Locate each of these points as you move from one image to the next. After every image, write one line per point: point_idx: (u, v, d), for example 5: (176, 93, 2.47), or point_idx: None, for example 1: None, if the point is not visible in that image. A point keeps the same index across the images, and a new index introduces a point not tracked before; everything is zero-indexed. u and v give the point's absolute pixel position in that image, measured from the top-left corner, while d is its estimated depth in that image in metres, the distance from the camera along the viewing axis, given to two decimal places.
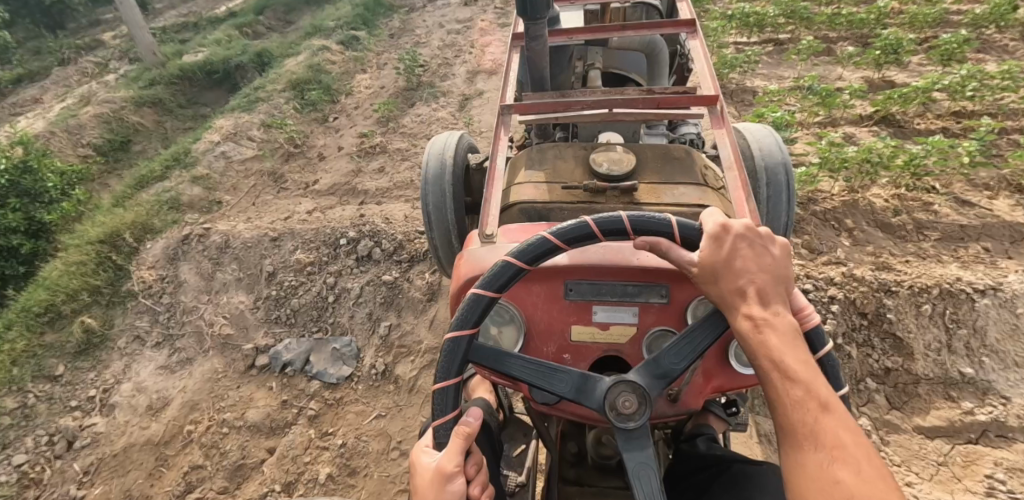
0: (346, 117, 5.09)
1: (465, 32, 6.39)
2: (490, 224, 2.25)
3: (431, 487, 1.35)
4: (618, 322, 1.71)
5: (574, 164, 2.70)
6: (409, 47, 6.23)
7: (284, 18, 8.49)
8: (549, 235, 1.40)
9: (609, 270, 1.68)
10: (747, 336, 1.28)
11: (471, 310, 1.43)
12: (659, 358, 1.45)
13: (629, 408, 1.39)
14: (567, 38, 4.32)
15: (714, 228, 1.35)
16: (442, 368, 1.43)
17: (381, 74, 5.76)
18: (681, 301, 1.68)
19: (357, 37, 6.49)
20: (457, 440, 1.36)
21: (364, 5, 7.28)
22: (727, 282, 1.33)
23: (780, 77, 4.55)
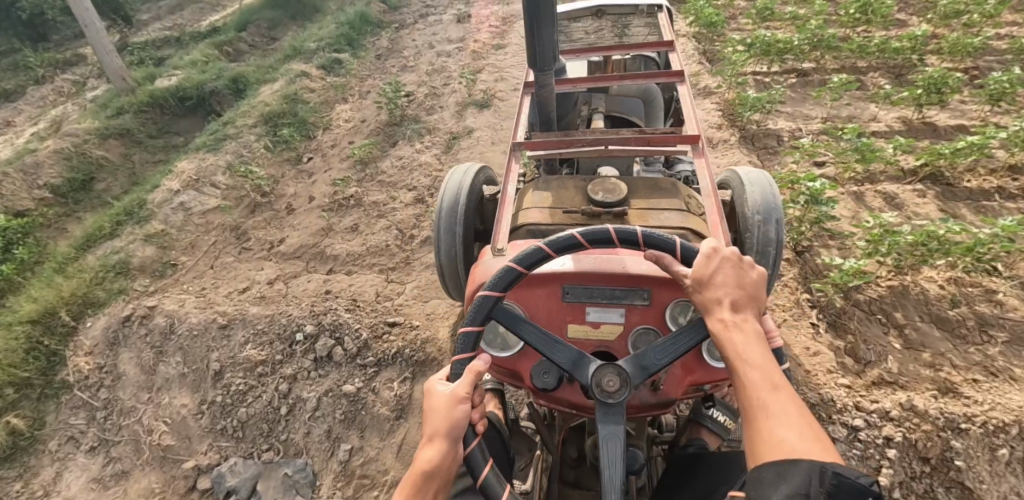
0: (321, 159, 4.59)
1: (456, 54, 5.89)
2: (502, 238, 2.44)
3: (442, 412, 1.42)
4: (608, 321, 1.81)
5: (574, 191, 2.82)
6: (395, 74, 5.76)
7: (269, 34, 8.02)
8: (577, 233, 1.55)
9: (603, 274, 1.83)
10: (718, 334, 1.39)
11: (500, 277, 1.61)
12: (647, 351, 1.55)
13: (612, 387, 1.49)
14: (573, 87, 4.01)
15: (705, 249, 1.50)
16: (469, 316, 1.62)
17: (362, 105, 5.27)
18: (663, 302, 1.79)
19: (339, 60, 6.00)
20: (470, 373, 1.46)
21: (349, 22, 6.78)
22: (708, 292, 1.45)
23: (807, 117, 4.00)
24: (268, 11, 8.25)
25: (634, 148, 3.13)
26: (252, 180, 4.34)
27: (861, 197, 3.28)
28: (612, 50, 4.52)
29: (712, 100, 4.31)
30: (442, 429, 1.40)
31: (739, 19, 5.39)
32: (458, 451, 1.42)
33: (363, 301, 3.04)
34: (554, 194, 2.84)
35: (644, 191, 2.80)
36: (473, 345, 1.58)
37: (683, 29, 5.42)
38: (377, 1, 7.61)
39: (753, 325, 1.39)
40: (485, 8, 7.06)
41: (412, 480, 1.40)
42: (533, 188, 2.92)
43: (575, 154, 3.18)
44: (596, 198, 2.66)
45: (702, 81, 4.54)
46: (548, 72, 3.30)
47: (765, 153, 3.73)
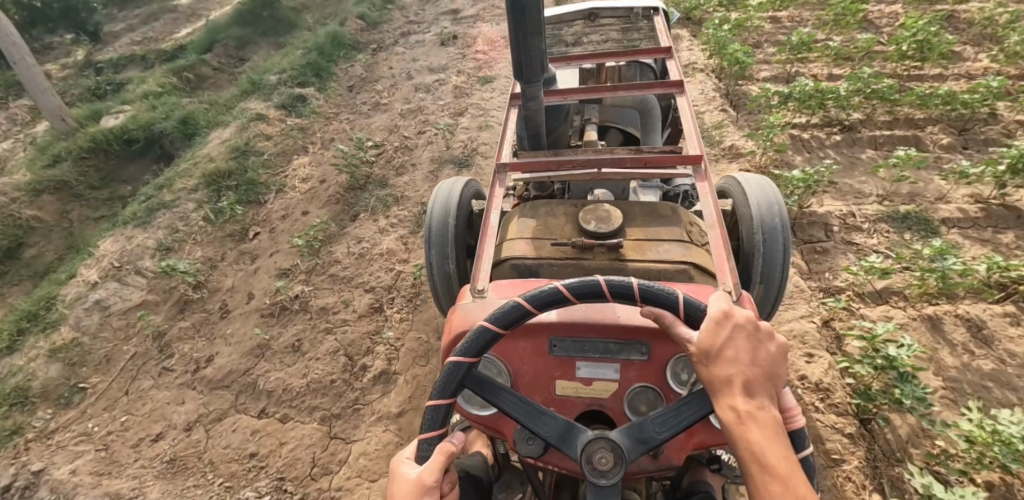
0: (268, 233, 3.83)
1: (436, 89, 5.10)
2: (483, 277, 2.01)
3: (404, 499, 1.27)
4: (600, 378, 1.59)
5: (564, 219, 2.34)
6: (366, 113, 5.01)
7: (238, 55, 7.27)
8: (563, 286, 1.34)
9: (593, 324, 1.59)
10: (729, 422, 1.23)
11: (475, 340, 1.38)
12: (644, 426, 1.31)
13: (605, 464, 1.28)
14: (563, 98, 3.47)
15: (718, 314, 1.30)
16: (439, 385, 1.38)
17: (324, 156, 4.47)
18: (664, 357, 1.57)
19: (302, 96, 5.21)
20: (440, 456, 1.30)
21: (319, 47, 6.00)
22: (718, 369, 1.27)
23: (859, 194, 3.22)
24: (236, 27, 7.48)
25: (627, 172, 2.59)
26: (176, 268, 3.57)
27: (938, 325, 2.55)
28: (603, 56, 4.07)
29: (740, 165, 3.52)
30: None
31: (768, 55, 4.60)
32: None
33: (291, 485, 2.42)
34: (538, 221, 2.37)
35: (642, 218, 2.31)
36: (441, 419, 1.35)
37: (701, 65, 4.63)
38: (353, 17, 6.86)
39: (769, 411, 1.24)
40: (473, 27, 6.28)
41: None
42: (519, 214, 2.45)
43: (564, 178, 2.67)
44: (586, 227, 2.20)
45: (729, 139, 3.70)
46: (538, 83, 2.75)
47: (811, 250, 2.92)
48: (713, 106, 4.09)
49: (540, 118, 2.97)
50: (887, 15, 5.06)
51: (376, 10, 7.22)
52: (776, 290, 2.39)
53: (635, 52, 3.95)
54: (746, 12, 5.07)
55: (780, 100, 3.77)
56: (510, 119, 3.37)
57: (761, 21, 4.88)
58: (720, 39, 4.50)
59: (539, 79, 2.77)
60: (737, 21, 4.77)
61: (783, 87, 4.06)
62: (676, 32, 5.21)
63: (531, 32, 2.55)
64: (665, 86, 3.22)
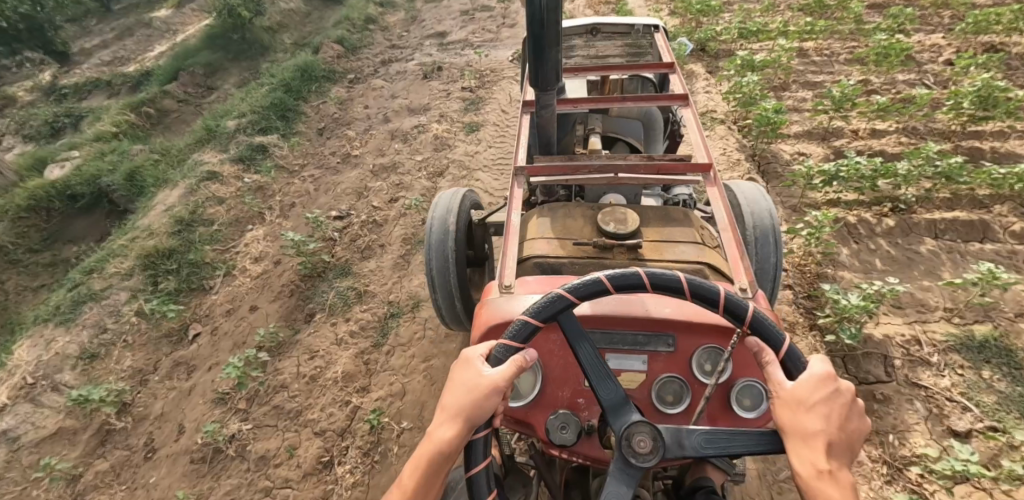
0: (209, 336, 3.25)
1: (414, 138, 4.39)
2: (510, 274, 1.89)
3: (470, 389, 1.23)
4: (628, 369, 1.53)
5: (581, 220, 2.19)
6: (333, 165, 4.36)
7: (206, 83, 6.65)
8: (687, 280, 1.22)
9: (625, 316, 1.53)
10: (807, 478, 1.07)
11: (585, 284, 1.26)
12: (694, 432, 1.18)
13: (643, 448, 1.14)
14: (572, 107, 3.01)
15: (821, 371, 1.17)
16: (534, 306, 1.29)
17: (280, 228, 3.82)
18: (689, 349, 1.51)
19: (263, 145, 4.55)
20: (512, 367, 1.24)
21: (287, 83, 5.34)
22: (803, 419, 1.13)
23: (921, 308, 2.60)
24: (205, 53, 6.86)
25: (643, 176, 2.37)
26: (91, 395, 2.94)
27: None
28: (610, 68, 3.54)
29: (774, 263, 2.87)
30: (461, 414, 1.21)
31: (799, 103, 3.94)
32: (469, 434, 1.20)
33: None
34: (554, 222, 2.21)
35: (658, 220, 2.19)
36: (528, 335, 1.28)
37: (720, 113, 3.98)
38: (330, 42, 6.23)
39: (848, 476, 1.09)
40: (460, 56, 5.66)
41: (417, 471, 1.21)
42: (536, 214, 2.29)
43: (581, 185, 2.41)
44: (605, 228, 2.08)
45: None
46: (553, 92, 2.44)
47: (868, 396, 2.32)
48: (738, 173, 3.43)
49: (553, 124, 2.67)
50: (929, 48, 4.42)
51: (356, 33, 6.58)
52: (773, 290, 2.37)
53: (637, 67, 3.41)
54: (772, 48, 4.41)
55: (824, 179, 3.01)
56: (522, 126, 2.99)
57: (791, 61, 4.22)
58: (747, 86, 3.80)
59: (554, 86, 2.47)
60: (761, 61, 4.10)
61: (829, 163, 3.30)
62: (689, 68, 4.56)
63: (547, 43, 2.23)
64: (678, 97, 2.86)
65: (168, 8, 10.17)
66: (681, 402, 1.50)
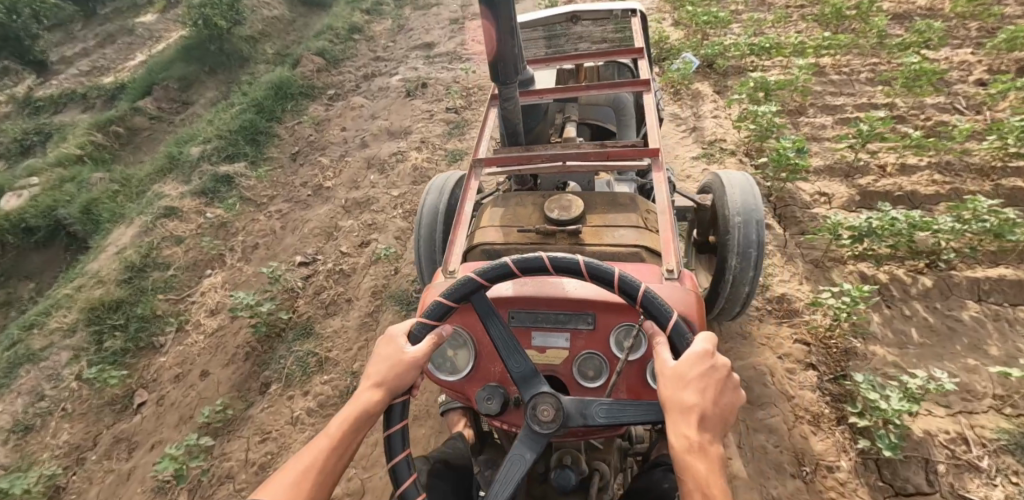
0: (154, 406, 2.90)
1: (392, 168, 3.98)
2: (456, 259, 2.09)
3: (389, 364, 1.35)
4: (553, 346, 1.66)
5: (531, 208, 2.28)
6: (303, 197, 3.97)
7: (181, 98, 6.30)
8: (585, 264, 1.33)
9: (546, 297, 1.67)
10: (678, 451, 1.15)
11: (492, 267, 1.39)
12: (592, 402, 1.37)
13: (547, 416, 1.34)
14: (539, 98, 3.00)
15: (700, 351, 1.26)
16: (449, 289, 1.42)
17: (241, 275, 3.45)
18: (607, 328, 1.64)
19: (229, 175, 4.17)
20: (429, 345, 1.38)
21: (259, 102, 4.95)
22: (681, 394, 1.21)
23: (967, 393, 2.24)
24: (180, 65, 6.49)
25: (593, 164, 2.41)
26: (13, 485, 2.60)
27: None
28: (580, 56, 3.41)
29: (794, 333, 2.49)
30: (386, 380, 1.34)
31: (818, 131, 3.56)
32: (391, 400, 1.32)
33: None
34: (505, 211, 2.32)
35: (602, 206, 2.25)
36: (443, 314, 1.41)
37: (730, 143, 3.56)
38: (311, 55, 5.86)
39: (718, 447, 1.17)
40: (448, 71, 5.27)
41: (343, 424, 1.30)
42: (490, 205, 2.38)
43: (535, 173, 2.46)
44: (549, 214, 2.15)
45: (779, 284, 2.67)
46: (514, 84, 2.49)
47: None
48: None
49: (519, 117, 2.62)
50: (957, 65, 4.01)
51: (339, 44, 6.21)
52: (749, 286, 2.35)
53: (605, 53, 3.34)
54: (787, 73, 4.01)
55: (853, 236, 2.65)
56: (488, 119, 3.00)
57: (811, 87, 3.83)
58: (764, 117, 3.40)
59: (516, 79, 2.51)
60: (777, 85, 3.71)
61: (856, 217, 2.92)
62: (695, 88, 4.14)
63: (504, 36, 2.29)
64: (641, 83, 2.91)
65: (153, 13, 9.83)
66: (600, 376, 1.62)
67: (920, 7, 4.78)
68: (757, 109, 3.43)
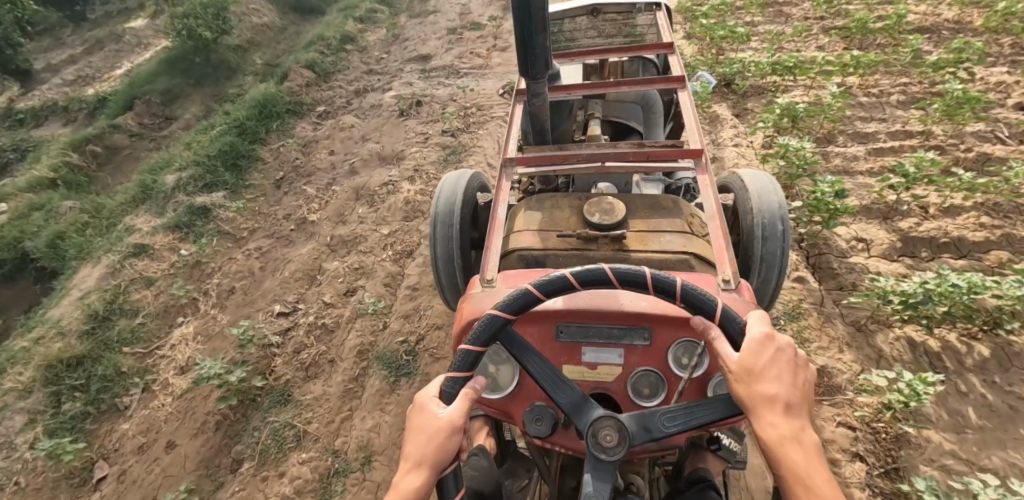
0: (114, 483, 2.58)
1: (382, 199, 3.62)
2: (492, 268, 1.94)
3: (428, 435, 1.16)
4: (605, 362, 1.48)
5: (569, 212, 2.23)
6: (286, 232, 3.64)
7: (164, 113, 5.99)
8: (609, 270, 1.16)
9: (594, 308, 1.49)
10: (769, 444, 1.07)
11: (513, 297, 1.21)
12: (657, 415, 1.22)
13: (609, 442, 1.18)
14: (567, 93, 3.10)
15: (761, 335, 1.15)
16: (471, 332, 1.24)
17: (216, 324, 3.14)
18: (666, 343, 1.46)
19: (205, 206, 3.84)
20: (465, 402, 1.20)
21: (242, 121, 4.61)
22: (758, 385, 1.11)
23: None
24: (164, 77, 6.18)
25: (631, 166, 2.49)
26: None
27: None
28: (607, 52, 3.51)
29: (837, 415, 2.17)
30: (431, 459, 1.15)
31: (850, 163, 3.24)
32: (439, 477, 1.16)
33: None
34: (542, 214, 2.27)
35: (644, 211, 2.21)
36: (472, 362, 1.22)
37: None
38: (300, 67, 5.53)
39: (811, 432, 1.10)
40: (444, 87, 4.94)
41: None
42: (525, 207, 2.34)
43: (571, 174, 2.52)
44: (591, 219, 2.11)
45: (817, 354, 2.35)
46: (542, 79, 2.61)
47: None
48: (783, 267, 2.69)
49: (546, 112, 2.79)
50: (994, 86, 3.68)
51: (330, 55, 5.87)
52: (775, 281, 2.25)
53: (633, 49, 3.41)
54: (816, 100, 3.67)
55: (904, 304, 2.28)
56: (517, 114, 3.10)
57: (842, 114, 3.50)
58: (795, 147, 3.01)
59: (544, 74, 2.64)
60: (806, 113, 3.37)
61: (901, 272, 2.59)
62: (712, 112, 3.81)
63: (535, 32, 2.41)
64: (674, 81, 2.96)
65: (142, 18, 9.51)
66: (657, 395, 1.45)
67: (948, 20, 4.44)
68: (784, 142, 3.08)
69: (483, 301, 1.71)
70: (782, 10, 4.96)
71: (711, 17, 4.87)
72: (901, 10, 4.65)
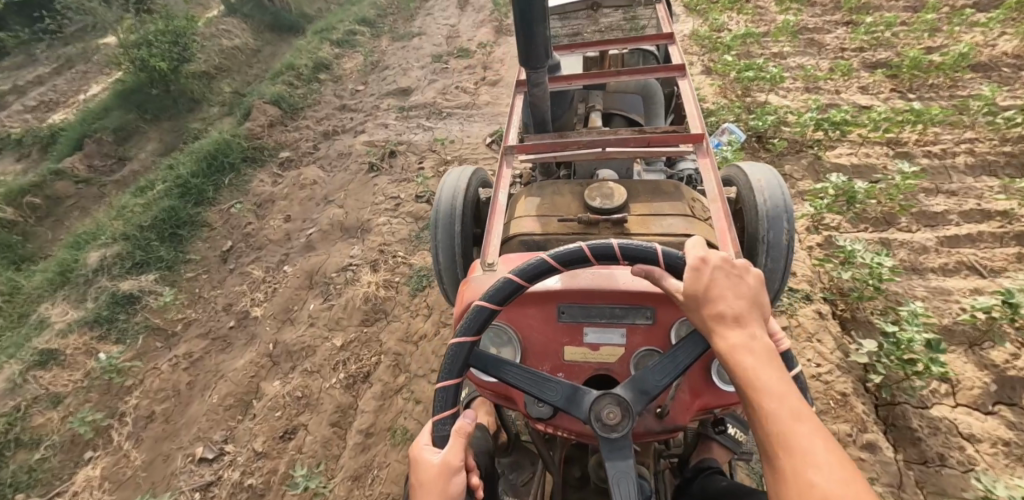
0: None
1: (339, 292, 2.95)
2: (493, 251, 1.78)
3: (435, 485, 1.14)
4: (607, 343, 1.39)
5: (570, 196, 2.05)
6: (224, 331, 3.02)
7: (117, 153, 5.36)
8: (546, 258, 1.21)
9: (595, 289, 1.39)
10: (721, 351, 1.07)
11: (472, 318, 1.23)
12: (640, 375, 1.19)
13: (614, 419, 1.14)
14: (567, 84, 2.82)
15: (695, 262, 1.13)
16: (445, 366, 1.24)
17: (127, 467, 2.53)
18: (669, 320, 1.38)
19: (131, 295, 3.23)
20: (459, 438, 1.18)
21: (185, 177, 3.95)
22: (706, 309, 1.11)
23: None
24: (117, 112, 5.53)
25: (633, 150, 2.23)
26: None
27: None
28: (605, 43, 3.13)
29: None
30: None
31: (918, 257, 2.58)
32: None
33: None
34: (542, 201, 2.07)
35: (643, 195, 2.02)
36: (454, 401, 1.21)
37: (802, 276, 2.53)
38: (263, 102, 4.86)
39: (763, 337, 1.07)
40: (423, 130, 4.26)
41: None
42: (526, 195, 2.14)
43: (570, 161, 2.26)
44: (591, 202, 1.94)
45: None
46: (543, 69, 2.35)
47: None
48: (847, 425, 2.03)
49: (548, 105, 2.50)
50: None
51: (300, 87, 5.21)
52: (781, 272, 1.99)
53: (633, 41, 3.09)
54: (870, 176, 3.02)
55: None
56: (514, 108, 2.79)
57: (909, 193, 2.81)
58: (868, 260, 2.29)
59: (544, 65, 2.33)
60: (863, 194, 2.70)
61: (1004, 448, 1.94)
62: None
63: (536, 19, 2.19)
64: (674, 68, 2.74)
65: (115, 34, 8.85)
66: None
67: (1006, 53, 3.76)
68: (852, 249, 2.36)
69: (482, 284, 1.60)
70: (813, 40, 4.27)
71: (733, 51, 4.19)
72: (953, 43, 3.97)
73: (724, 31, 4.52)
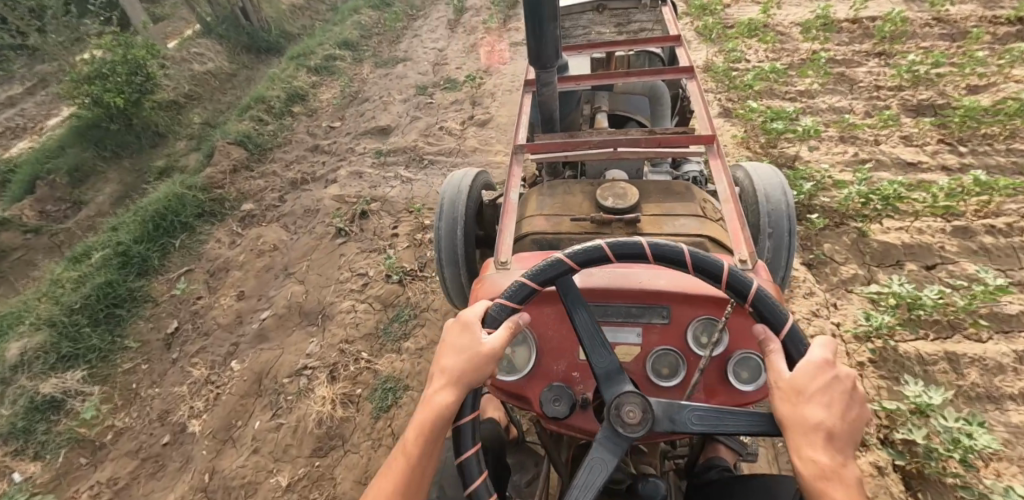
0: None
1: (290, 405, 2.49)
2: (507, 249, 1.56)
3: (457, 353, 1.06)
4: (621, 341, 1.29)
5: (581, 196, 1.81)
6: (156, 448, 2.55)
7: (72, 196, 4.89)
8: (689, 252, 1.03)
9: (623, 286, 1.28)
10: (808, 478, 0.89)
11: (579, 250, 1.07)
12: (685, 407, 1.04)
13: (631, 418, 1.00)
14: (575, 85, 2.41)
15: (818, 359, 0.96)
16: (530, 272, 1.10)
17: None
18: (687, 319, 1.26)
19: (52, 399, 2.76)
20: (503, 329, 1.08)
21: (129, 246, 3.47)
22: (803, 408, 0.93)
23: None
24: (72, 150, 5.05)
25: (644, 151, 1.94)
26: None
27: None
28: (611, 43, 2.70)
29: None
30: (458, 374, 1.04)
31: (994, 380, 2.07)
32: (456, 400, 1.04)
33: None
34: (553, 202, 1.82)
35: (654, 196, 1.79)
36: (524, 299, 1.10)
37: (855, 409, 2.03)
38: (227, 142, 4.36)
39: (854, 470, 0.90)
40: (402, 183, 3.76)
41: (419, 438, 1.05)
42: (536, 193, 1.90)
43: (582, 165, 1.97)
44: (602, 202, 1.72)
45: None
46: (553, 69, 2.09)
47: None
48: None
49: (557, 104, 2.23)
50: None
51: (270, 123, 4.71)
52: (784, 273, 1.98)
53: (637, 41, 2.66)
54: (925, 262, 2.51)
55: None
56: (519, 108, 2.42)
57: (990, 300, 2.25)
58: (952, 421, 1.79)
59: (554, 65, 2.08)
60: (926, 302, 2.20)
61: None
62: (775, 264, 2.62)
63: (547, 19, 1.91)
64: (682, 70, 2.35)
65: None
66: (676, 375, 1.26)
67: None
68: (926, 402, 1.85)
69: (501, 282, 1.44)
70: (845, 76, 3.75)
71: (753, 91, 3.69)
72: (1006, 81, 3.46)
73: (742, 64, 4.03)
